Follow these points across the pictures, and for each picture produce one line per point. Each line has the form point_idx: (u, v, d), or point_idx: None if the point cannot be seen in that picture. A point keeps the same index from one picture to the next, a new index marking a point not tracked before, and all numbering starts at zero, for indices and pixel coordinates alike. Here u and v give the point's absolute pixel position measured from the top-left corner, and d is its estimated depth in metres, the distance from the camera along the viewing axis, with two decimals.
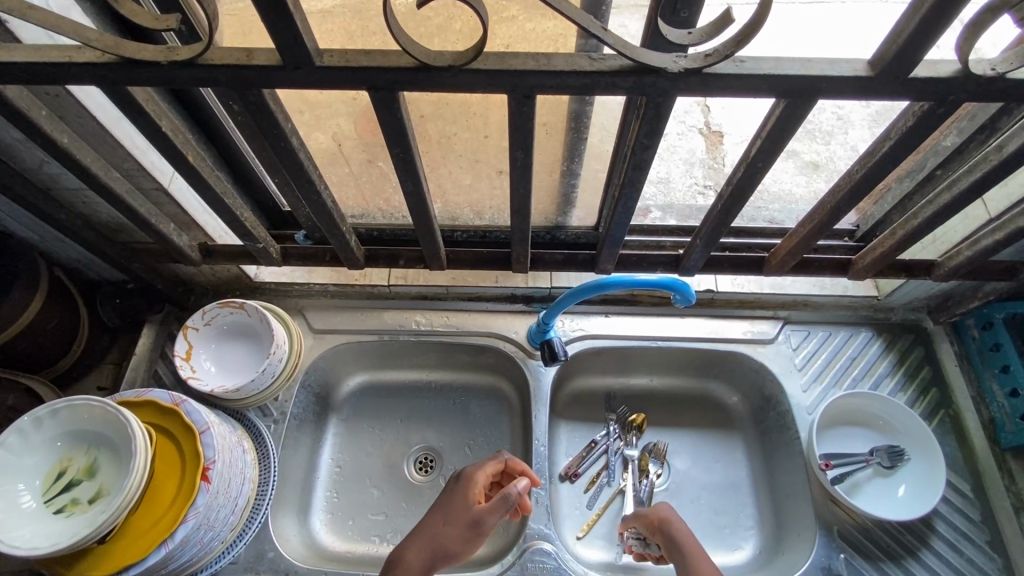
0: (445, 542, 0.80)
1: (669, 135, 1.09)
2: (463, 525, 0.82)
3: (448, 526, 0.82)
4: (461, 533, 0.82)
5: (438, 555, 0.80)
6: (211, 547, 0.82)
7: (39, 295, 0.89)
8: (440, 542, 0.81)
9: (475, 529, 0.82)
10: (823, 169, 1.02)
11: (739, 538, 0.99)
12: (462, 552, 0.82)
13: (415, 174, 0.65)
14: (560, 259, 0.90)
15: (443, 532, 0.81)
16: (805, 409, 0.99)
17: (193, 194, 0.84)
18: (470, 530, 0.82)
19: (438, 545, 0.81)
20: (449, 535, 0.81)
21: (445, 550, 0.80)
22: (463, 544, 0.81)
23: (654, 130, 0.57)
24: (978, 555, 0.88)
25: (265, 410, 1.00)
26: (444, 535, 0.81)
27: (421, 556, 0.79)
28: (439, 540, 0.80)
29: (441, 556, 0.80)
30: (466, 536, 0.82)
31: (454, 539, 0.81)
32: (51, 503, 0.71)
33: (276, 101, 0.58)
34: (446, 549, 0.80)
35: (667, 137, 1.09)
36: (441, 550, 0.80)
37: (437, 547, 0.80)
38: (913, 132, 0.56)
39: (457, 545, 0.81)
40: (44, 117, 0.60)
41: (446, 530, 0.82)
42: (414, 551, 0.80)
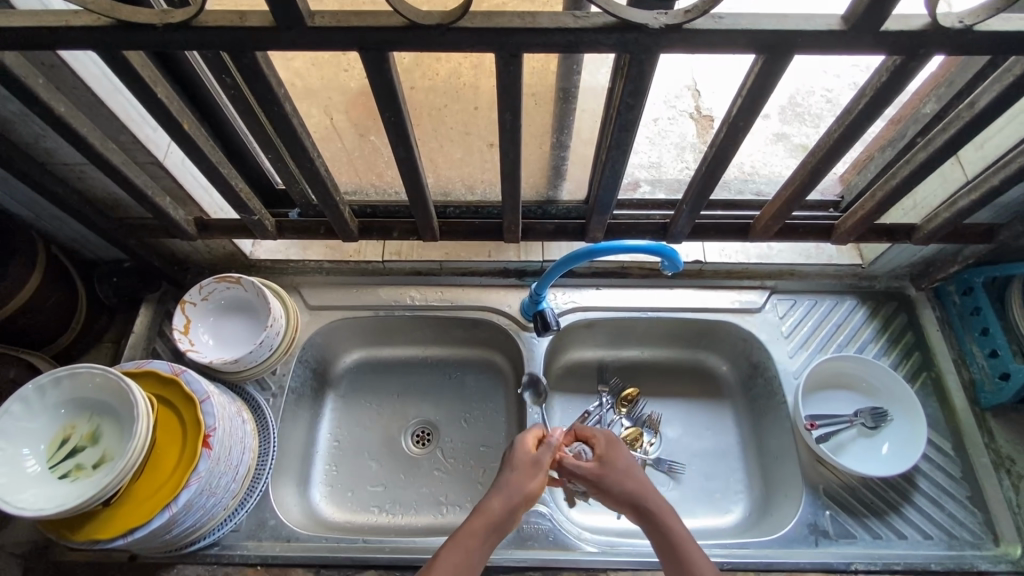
0: (522, 484, 0.78)
1: (659, 120, 1.10)
2: (531, 469, 0.81)
3: (519, 470, 0.80)
4: (535, 474, 0.80)
5: (518, 500, 0.77)
6: (214, 514, 0.85)
7: (37, 272, 0.90)
8: (519, 485, 0.79)
9: (542, 469, 0.81)
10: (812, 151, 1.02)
11: (730, 502, 1.02)
12: (538, 493, 0.80)
13: (405, 138, 0.67)
14: (551, 230, 0.92)
15: (518, 476, 0.79)
16: (791, 374, 1.02)
17: (188, 168, 0.85)
18: (540, 471, 0.81)
19: (515, 490, 0.78)
20: (524, 478, 0.79)
21: (524, 493, 0.78)
22: (538, 484, 0.80)
23: (639, 89, 0.59)
24: (959, 510, 0.91)
25: (264, 384, 1.02)
26: (518, 479, 0.79)
27: (503, 499, 0.77)
28: (517, 484, 0.78)
29: (520, 500, 0.78)
30: (538, 478, 0.80)
31: (528, 482, 0.79)
32: (57, 468, 0.72)
33: (269, 66, 0.60)
34: (525, 490, 0.78)
35: (658, 121, 1.11)
36: (520, 492, 0.78)
37: (516, 490, 0.78)
38: (886, 88, 0.58)
39: (534, 486, 0.79)
40: (42, 86, 0.61)
41: (519, 473, 0.80)
42: (496, 496, 0.77)
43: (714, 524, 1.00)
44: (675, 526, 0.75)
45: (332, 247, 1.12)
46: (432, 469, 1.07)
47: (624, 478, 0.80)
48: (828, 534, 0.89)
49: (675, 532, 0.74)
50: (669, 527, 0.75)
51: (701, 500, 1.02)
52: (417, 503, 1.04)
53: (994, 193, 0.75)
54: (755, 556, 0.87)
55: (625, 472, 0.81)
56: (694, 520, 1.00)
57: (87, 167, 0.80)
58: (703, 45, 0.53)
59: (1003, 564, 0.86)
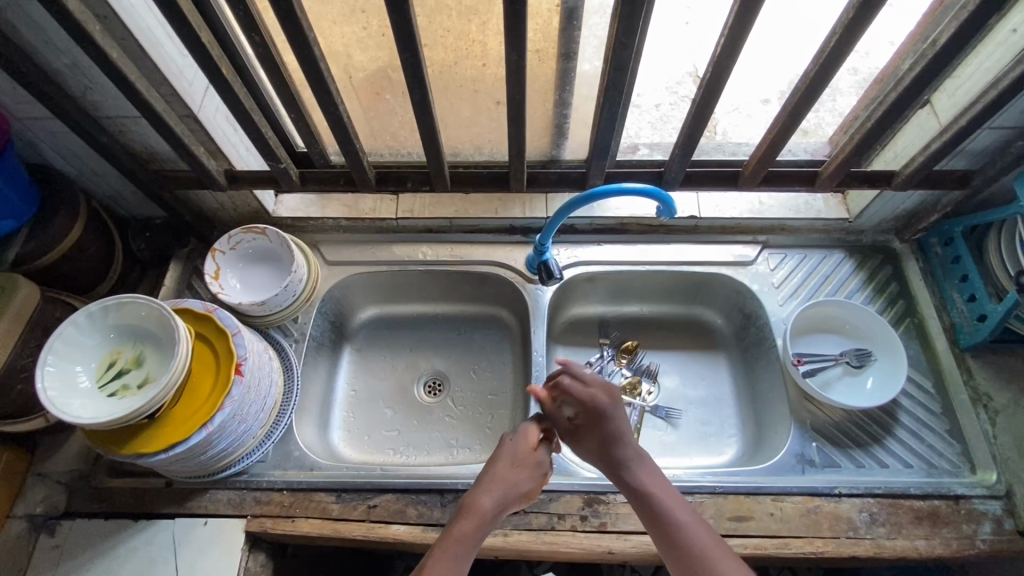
0: (516, 483, 0.78)
1: (662, 106, 1.18)
2: (532, 468, 0.80)
3: (517, 468, 0.79)
4: (527, 474, 0.80)
5: (508, 498, 0.77)
6: (244, 440, 0.92)
7: (79, 222, 0.98)
8: (512, 483, 0.78)
9: (542, 470, 0.81)
10: (813, 134, 1.10)
11: (724, 444, 1.08)
12: (527, 493, 0.80)
13: (422, 79, 0.75)
14: (553, 180, 1.00)
15: (514, 475, 0.79)
16: (781, 321, 1.08)
17: (219, 121, 0.92)
18: (538, 473, 0.81)
19: (508, 488, 0.78)
20: (521, 477, 0.79)
21: (514, 493, 0.78)
22: (531, 484, 0.80)
23: (631, 28, 0.66)
24: (938, 442, 0.97)
25: (286, 330, 1.09)
26: (514, 478, 0.79)
27: (495, 498, 0.76)
28: (511, 485, 0.78)
29: (509, 498, 0.77)
30: (536, 478, 0.80)
31: (524, 483, 0.79)
32: (105, 388, 0.80)
33: (301, 10, 0.68)
34: (518, 490, 0.78)
35: (662, 107, 1.18)
36: (513, 491, 0.78)
37: (510, 489, 0.78)
38: (854, 23, 0.66)
39: (530, 487, 0.79)
40: (98, 32, 0.68)
41: (517, 472, 0.79)
42: (488, 495, 0.76)
43: (709, 462, 1.06)
44: (654, 489, 0.77)
45: (348, 206, 1.19)
46: (443, 416, 1.14)
47: (592, 430, 0.82)
48: (813, 463, 0.95)
49: (657, 497, 0.76)
50: (649, 487, 0.77)
51: (697, 442, 1.08)
52: (429, 445, 1.11)
53: (963, 133, 0.82)
54: (745, 481, 0.94)
55: (601, 419, 0.81)
56: (690, 459, 1.06)
57: (128, 120, 0.88)
58: None
59: (979, 489, 0.92)
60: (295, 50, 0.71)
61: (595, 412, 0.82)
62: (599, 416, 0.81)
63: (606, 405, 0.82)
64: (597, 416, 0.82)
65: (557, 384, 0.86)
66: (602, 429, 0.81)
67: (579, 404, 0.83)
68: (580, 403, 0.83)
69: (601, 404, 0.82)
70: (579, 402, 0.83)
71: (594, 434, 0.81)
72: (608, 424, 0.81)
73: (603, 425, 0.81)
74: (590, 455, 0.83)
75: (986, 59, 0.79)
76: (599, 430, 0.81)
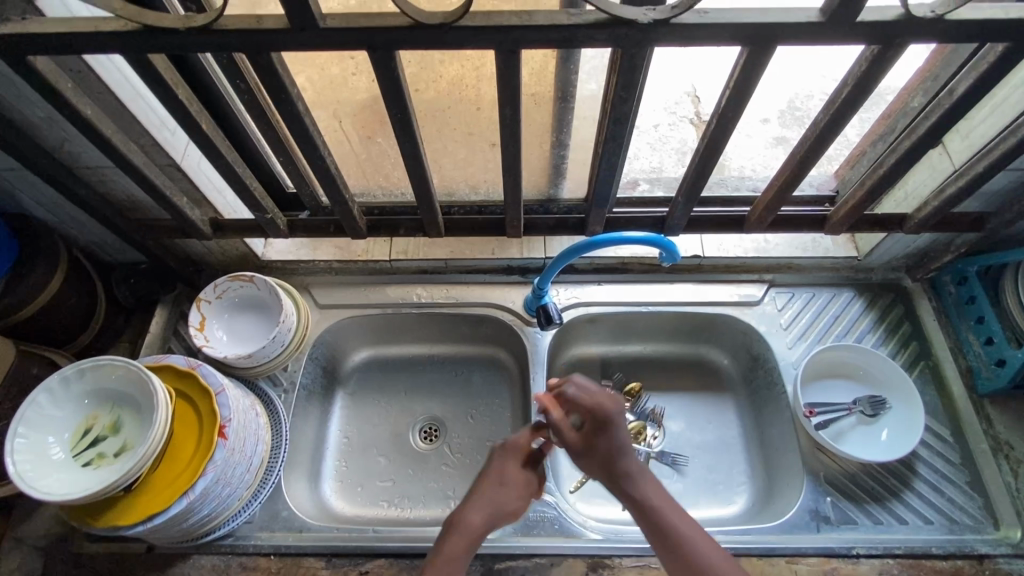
0: (505, 503, 0.78)
1: (660, 126, 1.13)
2: (522, 487, 0.80)
3: (505, 487, 0.79)
4: (517, 491, 0.79)
5: (496, 516, 0.77)
6: (229, 504, 0.87)
7: (59, 273, 0.94)
8: (501, 502, 0.78)
9: (530, 489, 0.80)
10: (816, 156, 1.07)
11: (734, 493, 1.02)
12: (517, 510, 0.80)
13: (411, 134, 0.71)
14: (551, 225, 0.97)
15: (503, 494, 0.78)
16: (791, 365, 1.03)
17: (203, 170, 0.89)
18: (527, 491, 0.80)
19: (496, 506, 0.77)
20: (510, 495, 0.78)
21: (501, 511, 0.78)
22: (520, 502, 0.80)
23: (631, 82, 0.63)
24: (959, 495, 0.92)
25: (275, 380, 1.05)
26: (503, 497, 0.78)
27: (484, 518, 0.76)
28: (502, 503, 0.78)
29: (496, 517, 0.77)
30: (524, 495, 0.80)
31: (512, 501, 0.79)
32: (80, 457, 0.76)
33: (283, 67, 0.64)
34: (505, 510, 0.78)
35: (659, 129, 1.13)
36: (501, 510, 0.78)
37: (497, 509, 0.77)
38: (867, 75, 0.62)
39: (518, 506, 0.79)
40: (69, 89, 0.65)
41: (506, 490, 0.78)
42: (478, 514, 0.76)
43: (719, 514, 1.00)
44: (659, 505, 0.77)
45: (340, 248, 1.15)
46: (440, 464, 1.07)
47: (600, 437, 0.79)
48: (829, 520, 0.91)
49: (664, 512, 0.76)
50: (652, 501, 0.77)
51: (704, 492, 1.02)
52: (425, 497, 1.04)
53: (979, 180, 0.78)
54: (757, 541, 0.89)
55: (603, 430, 0.79)
56: (699, 511, 1.00)
57: (108, 170, 0.84)
58: (691, 39, 0.57)
59: (1004, 547, 0.87)
60: (277, 106, 0.67)
61: (603, 421, 0.79)
62: (606, 427, 0.79)
63: (611, 411, 0.80)
64: (602, 421, 0.79)
65: (563, 391, 0.82)
66: (608, 438, 0.79)
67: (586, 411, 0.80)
68: (588, 412, 0.80)
69: (610, 412, 0.80)
70: (586, 410, 0.80)
71: (603, 443, 0.79)
72: (615, 435, 0.79)
73: (611, 435, 0.79)
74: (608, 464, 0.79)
75: (1002, 102, 0.76)
76: (606, 439, 0.79)
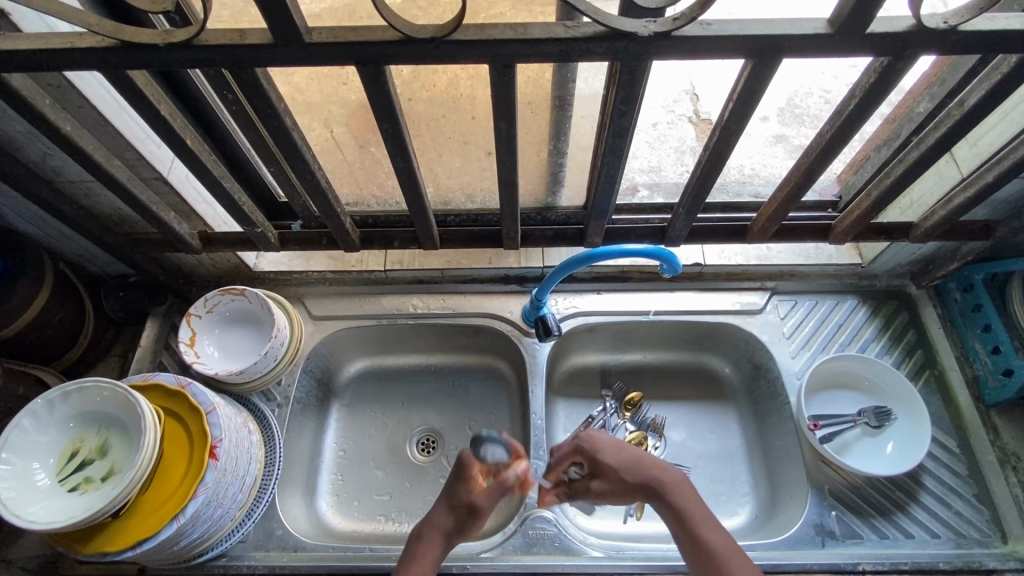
0: (461, 530, 0.76)
1: (659, 125, 1.10)
2: (472, 511, 0.76)
3: (462, 513, 0.76)
4: (473, 517, 0.76)
5: (449, 539, 0.76)
6: (222, 525, 0.85)
7: (44, 289, 0.91)
8: (456, 528, 0.76)
9: (481, 512, 0.77)
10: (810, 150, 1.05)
11: (736, 505, 1.00)
12: (472, 530, 0.78)
13: (404, 148, 0.69)
14: (550, 236, 0.95)
15: (459, 522, 0.76)
16: (794, 374, 1.02)
17: (191, 183, 0.87)
18: (479, 515, 0.77)
19: (451, 530, 0.76)
20: (462, 519, 0.76)
21: (457, 534, 0.76)
22: (474, 525, 0.78)
23: (631, 95, 0.61)
24: (966, 508, 0.91)
25: (269, 395, 1.02)
26: (457, 520, 0.76)
27: (443, 544, 0.75)
28: (456, 525, 0.76)
29: (452, 540, 0.76)
30: (479, 519, 0.77)
31: (464, 526, 0.76)
32: (66, 482, 0.74)
33: (268, 81, 0.62)
34: (459, 535, 0.76)
35: (657, 127, 1.11)
36: (456, 529, 0.76)
37: (454, 534, 0.76)
38: (875, 88, 0.60)
39: (471, 528, 0.77)
40: (48, 106, 0.63)
41: (461, 518, 0.76)
42: (438, 540, 0.75)
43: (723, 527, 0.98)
44: (689, 510, 0.72)
45: (334, 258, 1.13)
46: (437, 477, 1.04)
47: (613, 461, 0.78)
48: (834, 535, 0.89)
49: (691, 516, 0.71)
50: (680, 510, 0.72)
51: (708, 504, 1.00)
52: (423, 511, 1.01)
53: (988, 190, 0.75)
54: (761, 558, 0.87)
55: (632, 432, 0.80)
56: None
57: (92, 185, 0.82)
58: (693, 51, 0.55)
59: (1013, 562, 0.85)
60: (264, 121, 0.65)
61: (593, 455, 0.80)
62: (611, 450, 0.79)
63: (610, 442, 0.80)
64: (637, 421, 0.81)
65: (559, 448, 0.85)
66: (637, 437, 0.79)
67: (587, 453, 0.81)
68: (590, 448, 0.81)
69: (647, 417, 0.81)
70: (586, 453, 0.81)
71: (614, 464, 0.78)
72: (625, 455, 0.78)
73: (619, 455, 0.78)
74: (627, 480, 0.76)
75: (1014, 109, 0.74)
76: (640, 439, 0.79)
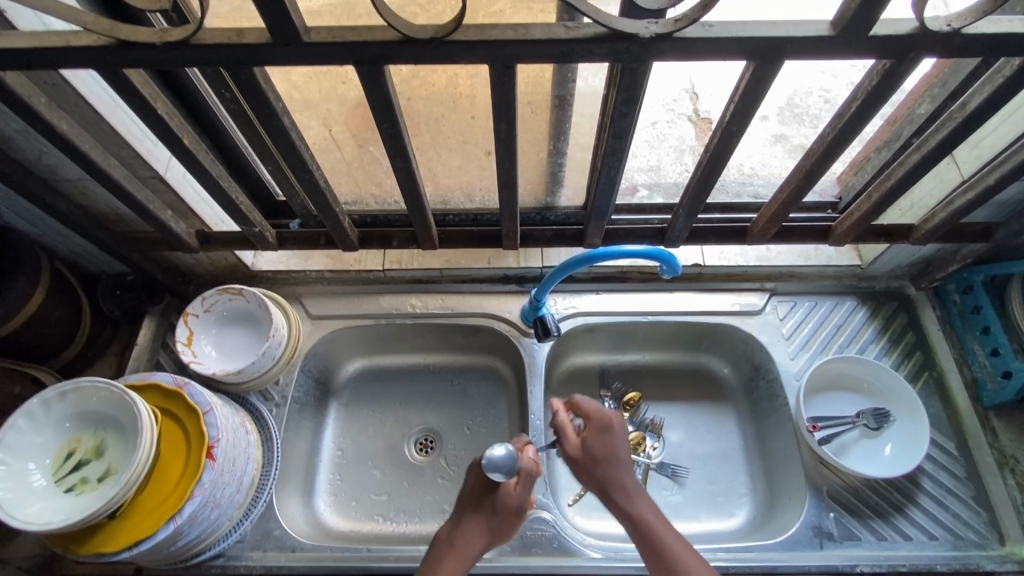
0: (501, 530, 0.78)
1: (658, 123, 1.09)
2: (513, 513, 0.79)
3: (500, 515, 0.78)
4: (512, 520, 0.79)
5: (490, 541, 0.78)
6: (218, 525, 0.85)
7: (41, 288, 0.90)
8: (495, 529, 0.78)
9: (522, 514, 0.79)
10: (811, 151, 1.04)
11: (734, 506, 1.00)
12: (512, 534, 0.80)
13: (403, 147, 0.69)
14: (549, 237, 0.95)
15: (498, 522, 0.78)
16: (793, 376, 1.02)
17: (188, 181, 0.86)
18: (520, 517, 0.79)
19: (489, 532, 0.78)
20: (501, 521, 0.78)
21: (499, 534, 0.78)
22: (514, 527, 0.80)
23: (632, 96, 0.60)
24: (963, 510, 0.91)
25: (267, 394, 1.02)
26: (497, 522, 0.78)
27: (480, 544, 0.77)
28: (495, 529, 0.78)
29: (493, 541, 0.78)
30: (518, 520, 0.79)
31: (505, 527, 0.79)
32: (62, 482, 0.74)
33: (266, 80, 0.61)
34: (501, 536, 0.78)
35: (657, 126, 1.10)
36: (496, 532, 0.78)
37: (494, 535, 0.78)
38: (878, 90, 0.60)
39: (512, 530, 0.79)
40: (44, 105, 0.62)
41: (500, 519, 0.78)
42: (474, 540, 0.77)
43: (721, 528, 0.98)
44: (651, 519, 0.74)
45: (333, 257, 1.13)
46: (435, 477, 1.04)
47: (599, 442, 0.80)
48: (832, 537, 0.89)
49: (652, 522, 0.73)
50: (643, 515, 0.74)
51: (706, 505, 1.00)
52: (421, 511, 1.01)
53: (989, 192, 0.75)
54: (759, 559, 0.87)
55: (603, 432, 0.80)
56: (699, 524, 0.98)
57: (88, 183, 0.81)
58: (695, 52, 0.54)
59: (1010, 564, 0.86)
60: (262, 121, 0.65)
61: (602, 427, 0.81)
62: (607, 431, 0.80)
63: (613, 422, 0.81)
64: (602, 421, 0.81)
65: (573, 399, 0.86)
66: (607, 437, 0.80)
67: (588, 419, 0.83)
68: (590, 418, 0.82)
69: (612, 418, 0.82)
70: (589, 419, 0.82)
71: (600, 446, 0.79)
72: (612, 446, 0.79)
73: (609, 441, 0.80)
74: (602, 471, 0.78)
75: (1016, 112, 0.74)
76: (605, 442, 0.79)
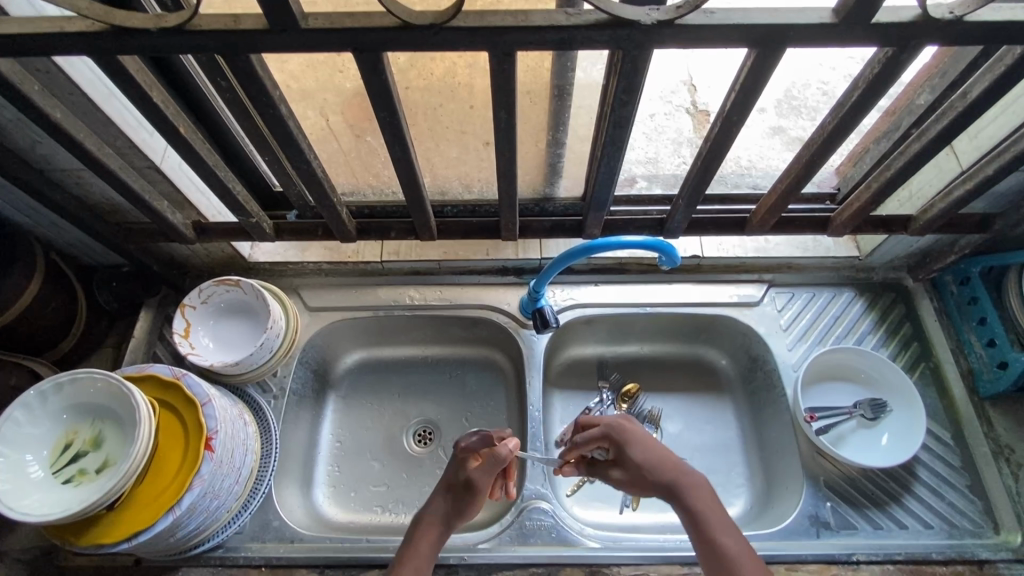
0: (460, 502, 0.80)
1: (656, 115, 1.09)
2: (470, 487, 0.80)
3: (458, 487, 0.81)
4: (470, 494, 0.80)
5: (453, 515, 0.80)
6: (218, 516, 0.85)
7: (36, 279, 0.90)
8: (456, 502, 0.80)
9: (480, 489, 0.80)
10: None
11: (732, 496, 1.01)
12: (474, 509, 0.81)
13: (401, 137, 0.68)
14: (547, 228, 0.94)
15: (457, 495, 0.80)
16: (791, 367, 1.02)
17: (185, 172, 0.86)
18: (478, 491, 0.80)
19: (452, 506, 0.80)
20: (463, 496, 0.81)
21: (460, 509, 0.80)
22: (475, 500, 0.81)
23: (633, 84, 0.60)
24: (959, 499, 0.91)
25: (265, 386, 1.02)
26: (455, 494, 0.80)
27: (441, 516, 0.79)
28: (456, 501, 0.80)
29: (457, 516, 0.80)
30: (475, 494, 0.80)
31: (465, 500, 0.80)
32: (59, 474, 0.74)
33: (264, 68, 0.61)
34: (460, 509, 0.80)
35: (655, 117, 1.09)
36: (461, 507, 0.80)
37: (454, 507, 0.80)
38: (879, 79, 0.60)
39: (472, 502, 0.80)
40: (37, 92, 0.61)
41: (457, 491, 0.81)
42: (436, 512, 0.80)
43: None
44: (697, 507, 0.74)
45: (329, 248, 1.13)
46: (434, 469, 1.04)
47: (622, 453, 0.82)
48: (829, 526, 0.90)
49: (702, 514, 0.73)
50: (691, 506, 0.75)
51: None
52: (420, 502, 1.01)
53: (988, 183, 0.75)
54: (756, 548, 0.87)
55: (624, 442, 0.82)
56: None
57: (83, 173, 0.80)
58: (697, 40, 0.54)
59: (1004, 552, 0.86)
60: (259, 109, 0.64)
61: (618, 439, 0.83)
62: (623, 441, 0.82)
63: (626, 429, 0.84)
64: (618, 425, 0.84)
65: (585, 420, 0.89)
66: (635, 442, 0.82)
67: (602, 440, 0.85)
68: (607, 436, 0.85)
69: (624, 427, 0.84)
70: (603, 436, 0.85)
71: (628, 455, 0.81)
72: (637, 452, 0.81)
73: (631, 448, 0.82)
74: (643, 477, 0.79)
75: (1014, 103, 0.73)
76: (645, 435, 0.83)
